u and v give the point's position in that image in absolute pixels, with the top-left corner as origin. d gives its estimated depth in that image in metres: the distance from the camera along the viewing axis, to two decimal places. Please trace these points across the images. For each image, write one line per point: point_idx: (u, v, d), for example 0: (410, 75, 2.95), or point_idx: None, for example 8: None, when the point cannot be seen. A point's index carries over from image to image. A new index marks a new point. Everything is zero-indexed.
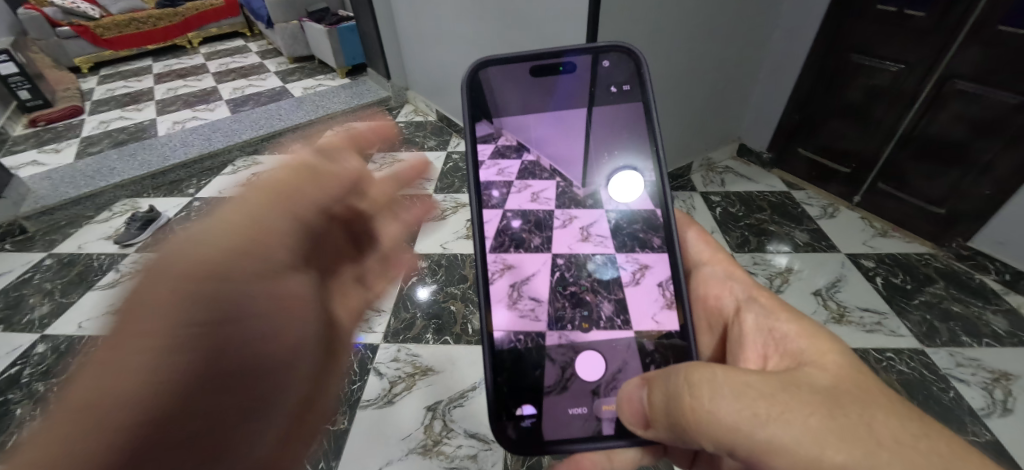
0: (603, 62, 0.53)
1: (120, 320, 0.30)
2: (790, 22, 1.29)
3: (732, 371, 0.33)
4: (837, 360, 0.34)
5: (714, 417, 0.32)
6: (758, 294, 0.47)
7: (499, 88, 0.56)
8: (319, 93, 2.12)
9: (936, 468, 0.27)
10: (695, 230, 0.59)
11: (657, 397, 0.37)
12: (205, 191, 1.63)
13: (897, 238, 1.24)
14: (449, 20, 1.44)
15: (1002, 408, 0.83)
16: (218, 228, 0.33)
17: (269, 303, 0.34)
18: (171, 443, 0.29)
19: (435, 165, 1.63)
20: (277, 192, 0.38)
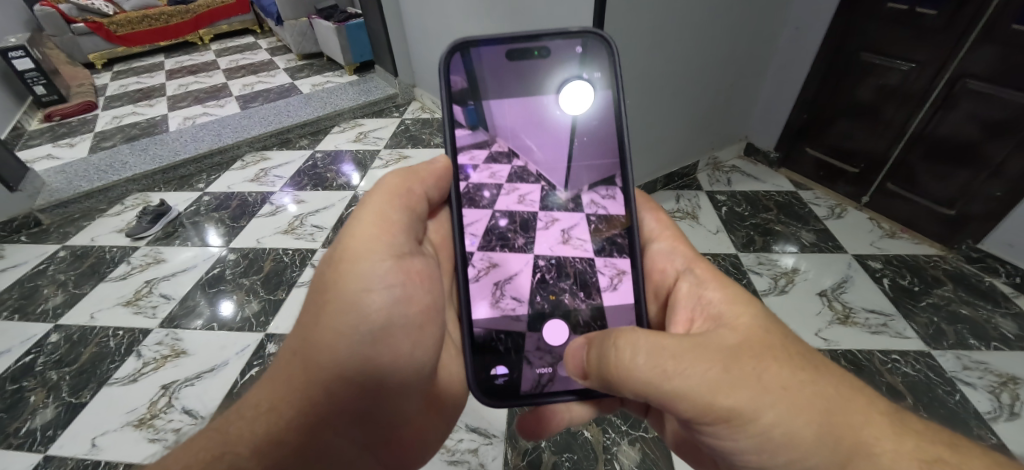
0: (575, 48, 0.56)
1: (307, 314, 0.45)
2: (797, 22, 1.28)
3: (650, 335, 0.39)
4: (749, 322, 0.40)
5: (632, 372, 0.38)
6: (695, 266, 0.52)
7: (480, 69, 0.57)
8: (327, 89, 2.14)
9: (809, 404, 0.34)
10: (650, 206, 0.64)
11: (592, 356, 0.43)
12: (215, 185, 1.65)
13: (904, 239, 1.23)
14: (456, 19, 1.44)
15: (1010, 412, 0.82)
16: (365, 229, 0.46)
17: (404, 281, 0.46)
18: (346, 390, 0.44)
19: None
20: (384, 205, 0.48)
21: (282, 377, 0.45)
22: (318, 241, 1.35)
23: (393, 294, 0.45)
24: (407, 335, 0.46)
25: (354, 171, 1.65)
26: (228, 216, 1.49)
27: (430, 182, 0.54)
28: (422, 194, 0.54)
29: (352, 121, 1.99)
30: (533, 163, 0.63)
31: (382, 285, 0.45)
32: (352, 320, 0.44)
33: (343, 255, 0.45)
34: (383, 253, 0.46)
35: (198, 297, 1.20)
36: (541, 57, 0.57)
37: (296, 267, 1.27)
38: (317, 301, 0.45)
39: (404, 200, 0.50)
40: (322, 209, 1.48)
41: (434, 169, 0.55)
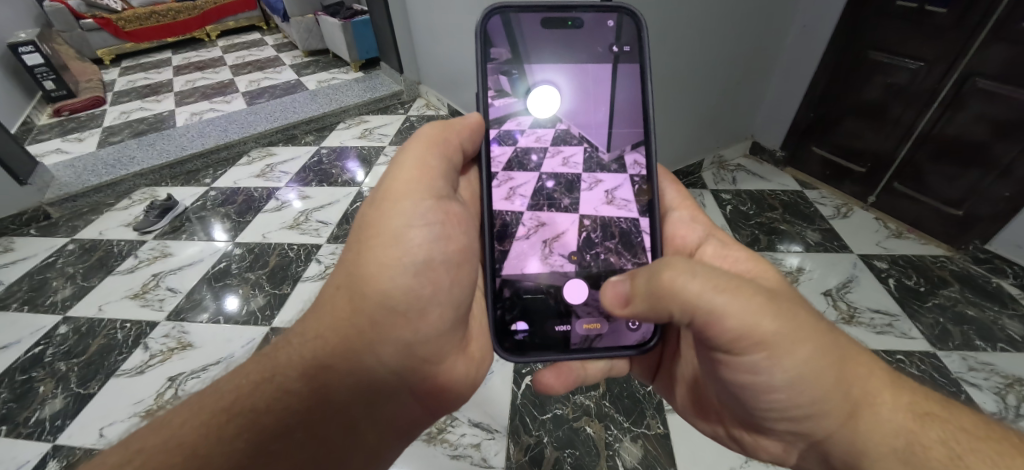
0: (607, 22, 0.57)
1: (353, 254, 0.47)
2: (806, 19, 1.27)
3: (710, 265, 0.39)
4: (774, 278, 0.45)
5: (686, 289, 0.38)
6: (717, 237, 0.56)
7: (515, 36, 0.57)
8: (333, 86, 2.15)
9: (836, 347, 0.39)
10: (668, 177, 0.66)
11: (638, 283, 0.41)
12: (221, 181, 1.66)
13: (911, 239, 1.22)
14: (462, 15, 1.44)
15: (1015, 414, 0.82)
16: (408, 171, 0.49)
17: (444, 220, 0.48)
18: (389, 324, 0.45)
19: None
20: (422, 154, 0.50)
21: (328, 315, 0.47)
22: (323, 237, 1.36)
23: (433, 232, 0.47)
24: (446, 271, 0.48)
25: (359, 167, 1.65)
26: (234, 211, 1.50)
27: (465, 135, 0.54)
28: (460, 147, 0.54)
29: (358, 117, 2.00)
30: (575, 126, 0.62)
31: (423, 223, 0.47)
32: (396, 252, 0.45)
33: (388, 192, 0.48)
34: (425, 194, 0.48)
35: (204, 291, 1.21)
36: (575, 27, 0.58)
37: (300, 263, 1.27)
38: (363, 236, 0.47)
39: (443, 148, 0.52)
40: (328, 205, 1.49)
41: (468, 124, 0.54)
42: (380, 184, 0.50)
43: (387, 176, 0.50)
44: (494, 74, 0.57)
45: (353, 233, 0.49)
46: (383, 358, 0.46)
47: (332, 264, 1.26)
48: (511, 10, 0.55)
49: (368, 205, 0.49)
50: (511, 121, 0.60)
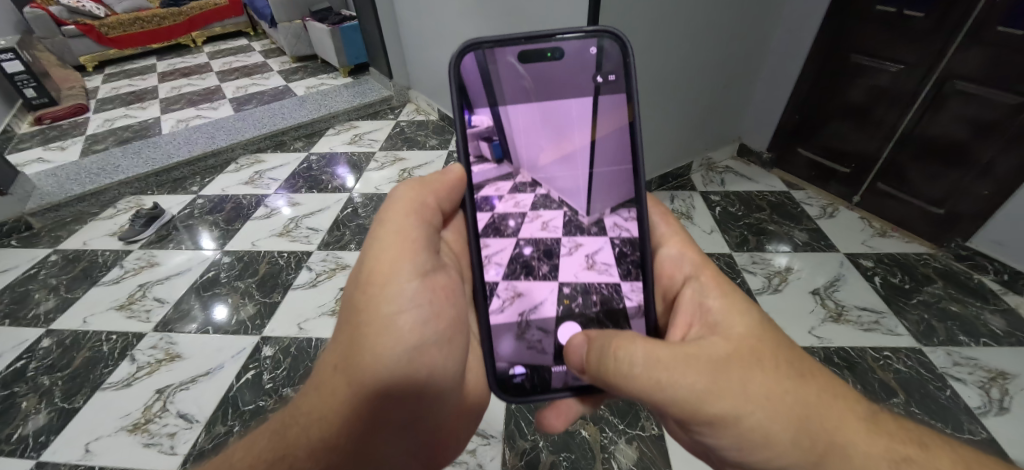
0: (589, 49, 0.57)
1: (342, 340, 0.45)
2: (790, 23, 1.30)
3: (651, 345, 0.41)
4: (742, 330, 0.42)
5: (630, 379, 0.41)
6: (702, 272, 0.52)
7: (495, 72, 0.57)
8: (321, 92, 2.13)
9: (789, 410, 0.37)
10: (658, 207, 0.61)
11: (591, 352, 0.46)
12: (209, 188, 1.64)
13: (896, 238, 1.25)
14: (451, 20, 1.45)
15: (999, 407, 0.84)
16: (389, 246, 0.46)
17: (434, 297, 0.46)
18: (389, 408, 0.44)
19: (436, 165, 1.64)
20: (401, 226, 0.48)
21: (320, 404, 0.44)
22: (314, 243, 1.35)
23: (424, 313, 0.45)
24: (440, 348, 0.46)
25: (349, 173, 1.64)
26: (223, 219, 1.49)
27: (444, 192, 0.54)
28: (436, 206, 0.53)
29: (347, 123, 1.98)
30: (556, 191, 0.65)
31: (413, 305, 0.45)
32: (388, 340, 0.43)
33: (371, 274, 0.45)
34: (412, 272, 0.46)
35: (192, 301, 1.19)
36: (556, 58, 0.58)
37: (291, 271, 1.26)
38: (349, 322, 0.45)
39: (420, 213, 0.50)
40: (318, 212, 1.47)
41: (448, 180, 0.55)
42: (360, 262, 0.47)
43: (367, 252, 0.47)
44: (476, 140, 0.56)
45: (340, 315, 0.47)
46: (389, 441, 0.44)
47: (323, 272, 1.25)
48: (488, 44, 0.53)
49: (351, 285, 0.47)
50: (489, 187, 0.59)
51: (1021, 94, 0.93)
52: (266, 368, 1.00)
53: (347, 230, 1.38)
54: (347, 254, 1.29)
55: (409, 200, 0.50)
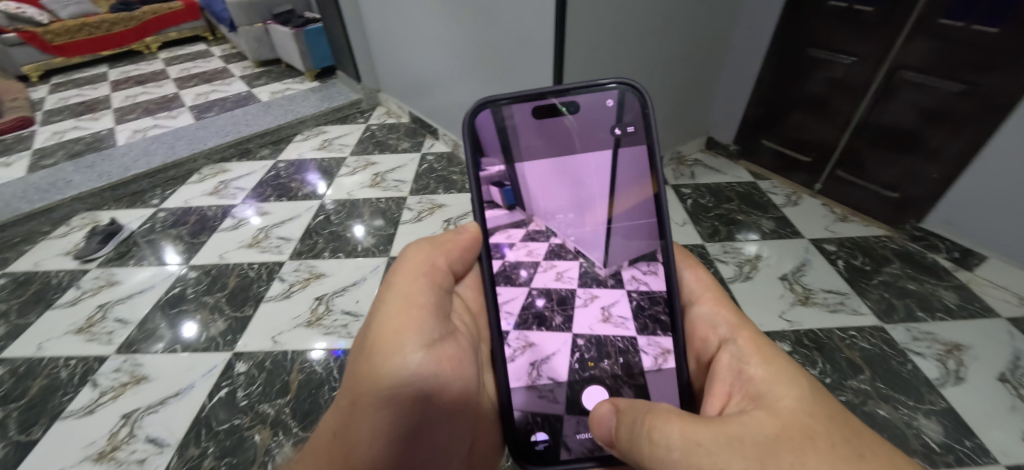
0: (605, 101, 0.59)
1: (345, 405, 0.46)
2: (749, 19, 1.34)
3: (687, 424, 0.38)
4: (789, 405, 0.38)
5: (665, 464, 0.38)
6: (739, 335, 0.50)
7: (511, 128, 0.60)
8: (287, 97, 2.07)
9: None
10: (688, 260, 0.61)
11: (623, 427, 0.43)
12: (171, 201, 1.57)
13: (855, 222, 1.31)
14: (417, 20, 1.42)
15: (955, 377, 0.89)
16: (396, 313, 0.48)
17: (437, 371, 0.47)
18: None
19: (409, 167, 1.61)
20: (410, 293, 0.50)
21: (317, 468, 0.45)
22: (286, 253, 1.30)
23: (427, 386, 0.47)
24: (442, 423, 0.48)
25: (321, 179, 1.60)
26: (188, 232, 1.42)
27: (455, 253, 0.57)
28: (448, 267, 0.57)
29: (316, 128, 1.93)
30: (570, 240, 0.66)
31: (417, 377, 0.47)
32: (385, 416, 0.44)
33: (375, 344, 0.47)
34: (418, 343, 0.47)
35: (158, 319, 1.14)
36: (571, 112, 0.60)
37: (262, 283, 1.22)
38: (351, 391, 0.46)
39: (429, 278, 0.53)
40: (288, 220, 1.43)
41: (461, 239, 0.57)
42: (369, 325, 0.49)
43: (375, 316, 0.49)
44: (488, 186, 0.58)
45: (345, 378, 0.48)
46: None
47: (296, 282, 1.21)
48: (503, 101, 0.56)
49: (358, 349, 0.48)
50: (500, 233, 0.60)
51: (962, 82, 0.99)
52: (240, 384, 0.97)
53: (319, 238, 1.34)
54: (321, 263, 1.26)
55: (418, 265, 0.53)
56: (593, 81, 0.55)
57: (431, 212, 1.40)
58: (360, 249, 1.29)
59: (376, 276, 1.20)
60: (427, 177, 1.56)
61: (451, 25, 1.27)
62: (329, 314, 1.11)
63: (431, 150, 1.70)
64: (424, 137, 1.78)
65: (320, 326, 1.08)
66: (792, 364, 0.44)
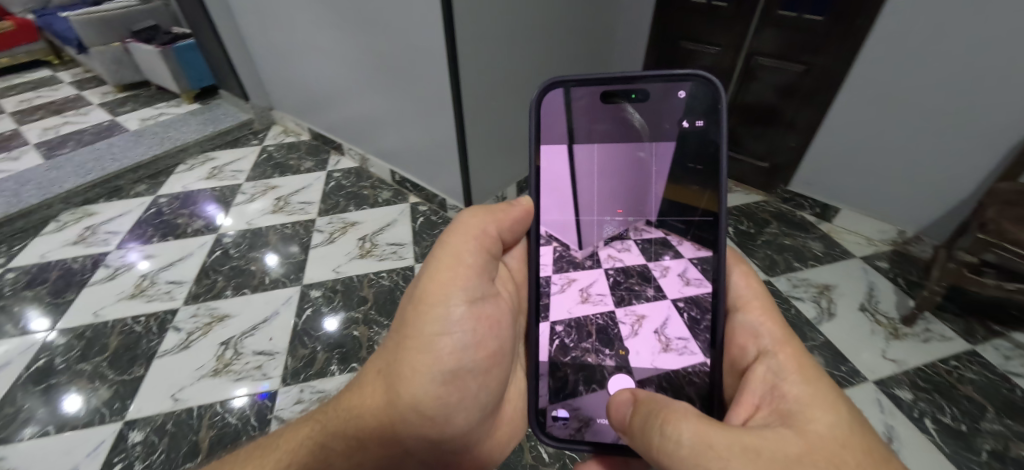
0: (677, 92, 0.55)
1: (393, 343, 0.52)
2: (629, 16, 1.44)
3: (703, 425, 0.40)
4: (817, 430, 0.40)
5: (673, 458, 0.41)
6: (781, 349, 0.50)
7: (569, 107, 0.58)
8: (162, 123, 1.84)
9: None
10: (740, 264, 0.60)
11: (637, 418, 0.45)
12: (22, 257, 1.32)
13: (739, 193, 1.48)
14: (300, 31, 1.34)
15: (828, 314, 1.10)
16: (445, 269, 0.53)
17: (475, 327, 0.52)
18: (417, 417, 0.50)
19: (315, 187, 1.52)
20: (457, 252, 0.54)
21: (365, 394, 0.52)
22: (179, 298, 1.15)
23: (464, 340, 0.52)
24: (474, 377, 0.52)
25: (216, 210, 1.44)
26: (48, 291, 1.20)
27: (509, 223, 0.58)
28: (500, 236, 0.58)
29: (202, 155, 1.73)
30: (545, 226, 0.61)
31: (456, 330, 0.51)
32: (427, 361, 0.50)
33: (424, 295, 0.52)
34: (460, 298, 0.52)
35: (19, 401, 0.94)
36: (641, 100, 0.57)
37: (152, 337, 1.06)
38: (400, 335, 0.52)
39: (479, 241, 0.55)
40: (178, 261, 1.26)
41: (516, 213, 0.58)
42: (422, 276, 0.54)
43: (427, 268, 0.54)
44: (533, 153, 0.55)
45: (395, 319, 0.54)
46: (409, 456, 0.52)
47: (195, 329, 1.07)
48: (570, 84, 0.56)
49: (410, 296, 0.54)
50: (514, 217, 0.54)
51: (802, 63, 1.16)
52: (137, 456, 0.84)
53: (218, 275, 1.21)
54: (224, 303, 1.13)
55: (470, 226, 0.56)
56: (669, 72, 0.52)
57: (343, 231, 1.32)
58: (267, 281, 1.18)
59: (289, 308, 1.10)
60: (336, 196, 1.48)
61: (338, 35, 1.21)
62: (238, 358, 1.00)
63: (338, 166, 1.62)
64: (328, 154, 1.68)
65: (229, 374, 0.97)
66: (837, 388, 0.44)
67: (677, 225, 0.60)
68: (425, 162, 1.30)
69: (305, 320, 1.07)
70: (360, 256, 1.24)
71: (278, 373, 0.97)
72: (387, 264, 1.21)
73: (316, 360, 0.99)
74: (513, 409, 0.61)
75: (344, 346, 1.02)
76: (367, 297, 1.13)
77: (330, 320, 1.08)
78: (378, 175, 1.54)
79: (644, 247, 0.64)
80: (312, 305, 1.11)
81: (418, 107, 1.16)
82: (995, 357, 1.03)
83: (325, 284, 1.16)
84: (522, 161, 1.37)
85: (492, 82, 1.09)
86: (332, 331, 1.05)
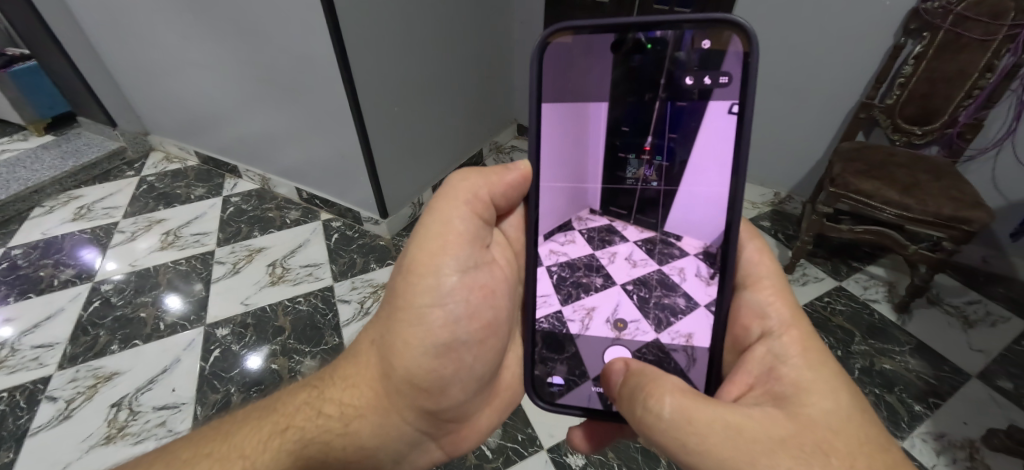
0: (702, 43, 0.47)
1: (386, 315, 0.52)
2: (522, 14, 1.50)
3: (686, 400, 0.40)
4: (811, 416, 0.39)
5: (655, 431, 0.41)
6: (787, 331, 0.48)
7: (572, 60, 0.51)
8: (5, 162, 1.55)
9: None
10: (753, 238, 0.55)
11: (626, 388, 0.45)
12: None
13: None
14: (170, 45, 1.20)
15: None
16: (433, 240, 0.50)
17: (467, 297, 0.51)
18: (414, 385, 0.51)
19: (210, 216, 1.38)
20: (445, 218, 0.51)
21: (366, 362, 0.53)
22: (50, 363, 0.99)
23: (456, 311, 0.50)
24: (468, 349, 0.52)
25: (91, 255, 1.26)
26: None
27: (501, 189, 0.53)
28: (492, 200, 0.54)
29: (65, 194, 1.50)
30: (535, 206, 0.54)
31: (448, 302, 0.50)
32: (419, 334, 0.49)
33: (414, 265, 0.50)
34: (451, 269, 0.50)
35: None
36: (658, 51, 0.49)
37: (18, 414, 0.90)
38: (393, 303, 0.51)
39: (470, 208, 0.52)
40: (45, 321, 1.08)
41: (510, 178, 0.53)
42: (412, 245, 0.52)
43: (416, 237, 0.51)
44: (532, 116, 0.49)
45: (389, 289, 0.53)
46: (408, 419, 0.53)
47: (76, 395, 0.93)
48: (577, 31, 0.49)
49: (400, 266, 0.52)
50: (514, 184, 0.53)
51: None
52: None
53: (100, 330, 1.05)
54: (109, 360, 0.99)
55: (460, 190, 0.52)
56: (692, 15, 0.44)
57: (249, 260, 1.22)
58: (162, 327, 1.06)
59: (192, 353, 1.00)
60: (237, 221, 1.36)
61: (216, 47, 1.10)
62: (135, 418, 0.89)
63: (236, 190, 1.48)
64: (223, 178, 1.54)
65: (125, 438, 0.86)
66: (841, 375, 0.43)
67: (619, 211, 0.60)
68: (332, 175, 1.24)
69: (213, 363, 0.98)
70: (271, 283, 1.16)
71: (186, 426, 0.87)
72: (302, 288, 1.14)
73: (230, 403, 0.91)
74: (511, 375, 0.61)
75: (263, 383, 0.94)
76: (284, 327, 1.05)
77: (252, 357, 0.99)
78: (283, 195, 1.44)
79: (589, 236, 0.60)
80: (220, 345, 1.01)
81: (316, 119, 1.10)
82: (856, 288, 1.22)
83: (233, 320, 1.07)
84: (435, 164, 1.37)
85: (392, 86, 1.07)
86: (254, 368, 0.97)
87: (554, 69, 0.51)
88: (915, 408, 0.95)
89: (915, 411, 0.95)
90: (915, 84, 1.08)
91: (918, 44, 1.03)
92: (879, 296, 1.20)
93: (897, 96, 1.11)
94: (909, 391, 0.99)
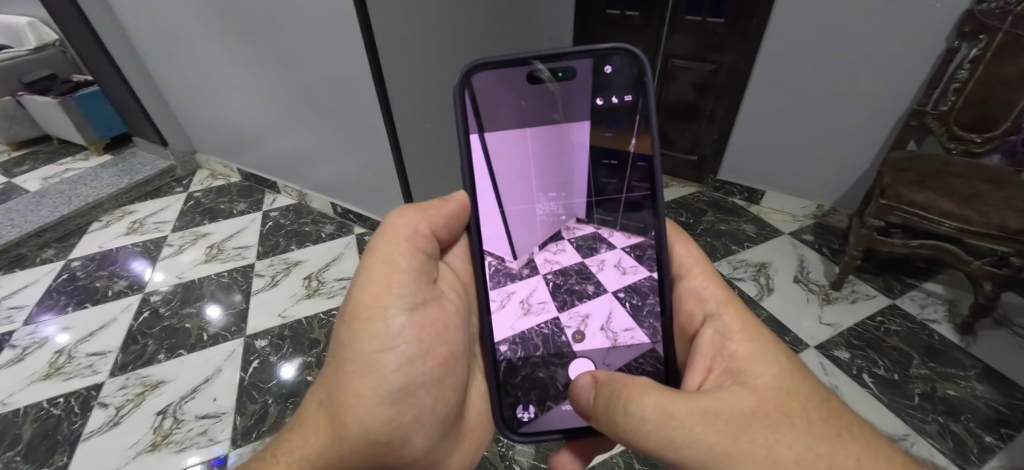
0: (604, 68, 0.54)
1: (333, 372, 0.48)
2: (551, 32, 1.56)
3: (663, 397, 0.39)
4: (767, 383, 0.39)
5: (640, 436, 0.38)
6: (726, 311, 0.50)
7: (492, 92, 0.55)
8: (68, 179, 1.66)
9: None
10: (679, 234, 0.60)
11: (602, 399, 0.42)
12: None
13: (675, 186, 1.63)
14: (213, 70, 1.29)
15: (767, 290, 1.20)
16: (377, 283, 0.49)
17: (418, 336, 0.48)
18: (371, 446, 0.46)
19: (251, 230, 1.44)
20: (386, 260, 0.50)
21: (314, 430, 0.48)
22: (103, 371, 1.03)
23: (410, 354, 0.48)
24: (428, 390, 0.48)
25: (144, 267, 1.33)
26: None
27: (442, 220, 0.55)
28: (435, 234, 0.55)
29: (119, 210, 1.59)
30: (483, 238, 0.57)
31: (399, 344, 0.47)
32: (372, 382, 0.46)
33: (359, 311, 0.48)
34: (399, 309, 0.48)
35: None
36: (567, 78, 0.56)
37: (75, 419, 0.94)
38: (339, 357, 0.48)
39: (412, 243, 0.52)
40: (99, 330, 1.14)
41: (449, 208, 0.55)
42: (354, 293, 0.49)
43: (357, 284, 0.49)
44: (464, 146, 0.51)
45: (331, 345, 0.49)
46: None
47: (125, 403, 0.96)
48: (491, 67, 0.53)
49: (343, 319, 0.49)
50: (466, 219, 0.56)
51: (711, 62, 1.33)
52: None
53: (150, 339, 1.10)
54: (156, 369, 1.03)
55: (400, 227, 0.52)
56: (592, 46, 0.51)
57: (286, 272, 1.26)
58: (205, 337, 1.09)
59: (232, 363, 1.03)
60: (276, 235, 1.41)
61: (256, 71, 1.17)
62: (179, 426, 0.91)
63: (275, 205, 1.54)
64: (263, 194, 1.61)
65: (169, 445, 0.88)
66: (774, 342, 0.44)
67: (603, 219, 0.62)
68: (364, 191, 1.28)
69: (253, 373, 1.00)
70: (308, 296, 1.18)
71: (227, 435, 0.89)
72: (338, 301, 1.17)
73: (267, 414, 0.92)
74: (475, 412, 0.57)
75: (299, 395, 0.96)
76: (319, 339, 1.07)
77: (287, 367, 1.01)
78: (318, 210, 1.49)
79: (578, 244, 0.63)
80: (260, 356, 1.04)
81: (347, 136, 1.14)
82: (912, 307, 1.14)
83: (271, 332, 1.09)
84: None
85: (425, 103, 1.09)
86: (288, 378, 0.99)
87: (478, 104, 0.54)
88: (985, 440, 0.87)
89: (986, 442, 0.87)
90: (972, 89, 1.01)
91: (975, 47, 0.97)
92: (938, 316, 1.12)
93: (952, 102, 1.04)
94: (977, 420, 0.90)
